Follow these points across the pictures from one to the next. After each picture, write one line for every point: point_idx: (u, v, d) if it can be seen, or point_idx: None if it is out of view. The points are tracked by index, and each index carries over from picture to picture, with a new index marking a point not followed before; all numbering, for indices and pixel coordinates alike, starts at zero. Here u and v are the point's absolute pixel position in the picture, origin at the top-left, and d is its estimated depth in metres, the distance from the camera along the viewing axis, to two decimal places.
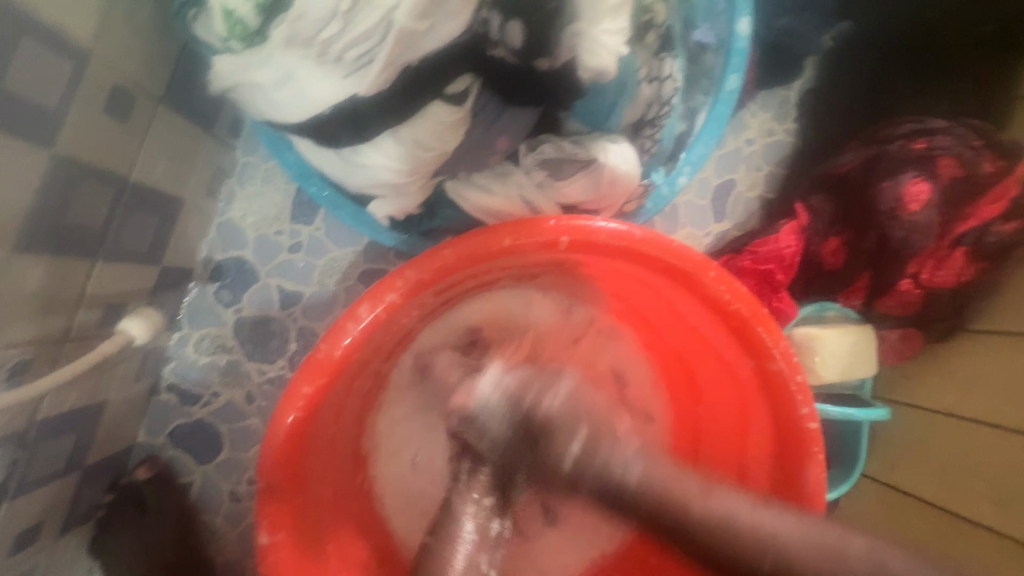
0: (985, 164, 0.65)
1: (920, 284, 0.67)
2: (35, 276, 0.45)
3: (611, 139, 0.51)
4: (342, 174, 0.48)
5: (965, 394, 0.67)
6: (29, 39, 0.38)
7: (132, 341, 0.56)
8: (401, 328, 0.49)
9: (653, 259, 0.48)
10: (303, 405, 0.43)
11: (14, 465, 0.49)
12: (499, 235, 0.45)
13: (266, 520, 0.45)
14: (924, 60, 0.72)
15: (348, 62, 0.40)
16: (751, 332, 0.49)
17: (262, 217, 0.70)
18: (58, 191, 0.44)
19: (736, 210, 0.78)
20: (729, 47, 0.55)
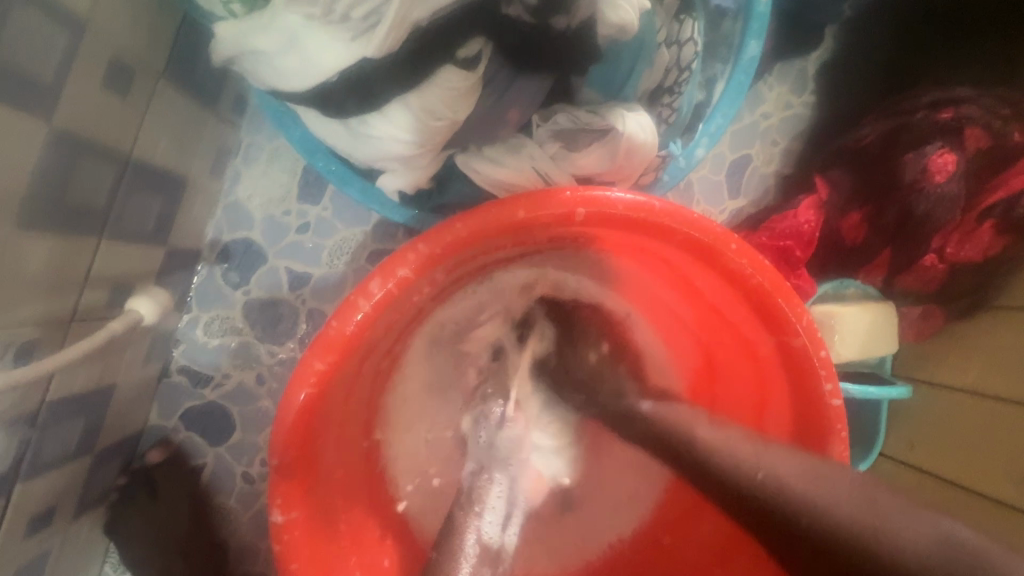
0: (1015, 134, 0.63)
1: (944, 259, 0.66)
2: (39, 253, 0.44)
3: (628, 108, 0.49)
4: (349, 147, 0.46)
5: (985, 371, 0.65)
6: (23, 4, 0.36)
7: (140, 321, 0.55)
8: (413, 304, 0.48)
9: (672, 232, 0.46)
10: (314, 382, 0.43)
11: (26, 445, 0.49)
12: (514, 208, 0.44)
13: (278, 499, 0.44)
14: (950, 27, 0.69)
15: (354, 22, 0.39)
16: (773, 307, 0.48)
17: (269, 197, 0.69)
18: (59, 166, 0.43)
19: (752, 186, 0.75)
20: (748, 12, 0.52)
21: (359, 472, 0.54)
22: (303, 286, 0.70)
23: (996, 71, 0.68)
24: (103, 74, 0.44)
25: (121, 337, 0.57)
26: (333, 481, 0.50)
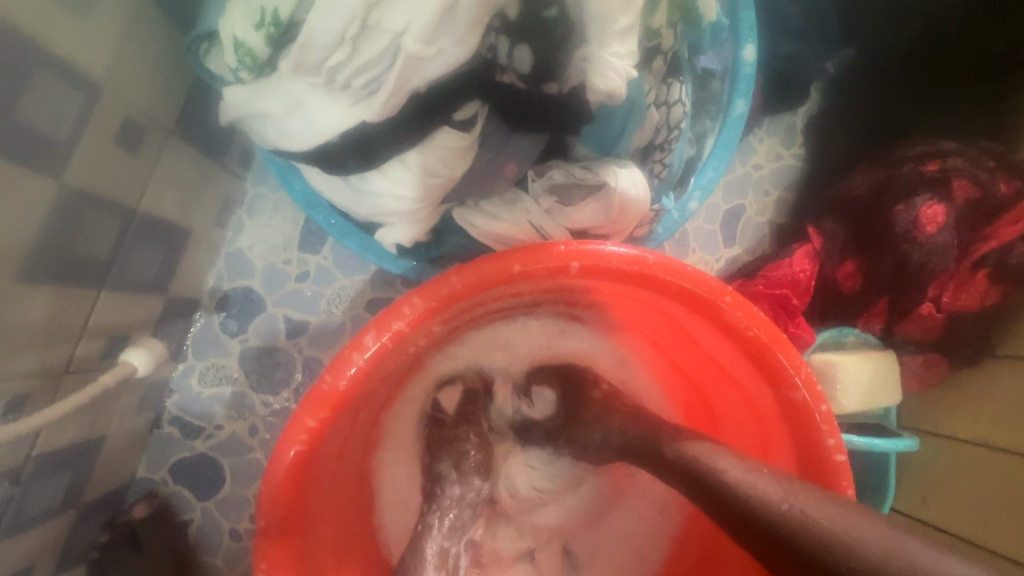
0: (1001, 185, 0.64)
1: (942, 308, 0.65)
2: (38, 307, 0.44)
3: (621, 164, 0.50)
4: (350, 203, 0.48)
5: (995, 422, 0.63)
6: (41, 74, 0.38)
7: (132, 373, 0.55)
8: (408, 357, 0.48)
9: (667, 284, 0.47)
10: (306, 438, 0.42)
11: (8, 503, 0.48)
12: (509, 261, 0.44)
13: (264, 559, 0.43)
14: (931, 84, 0.71)
15: (357, 89, 0.40)
16: (771, 358, 0.47)
17: (270, 246, 0.70)
18: (64, 224, 0.44)
19: (746, 234, 0.77)
20: (735, 73, 0.56)
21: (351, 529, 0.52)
22: (299, 334, 0.70)
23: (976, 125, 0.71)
24: (114, 133, 0.46)
25: (114, 389, 0.56)
26: (323, 538, 0.48)
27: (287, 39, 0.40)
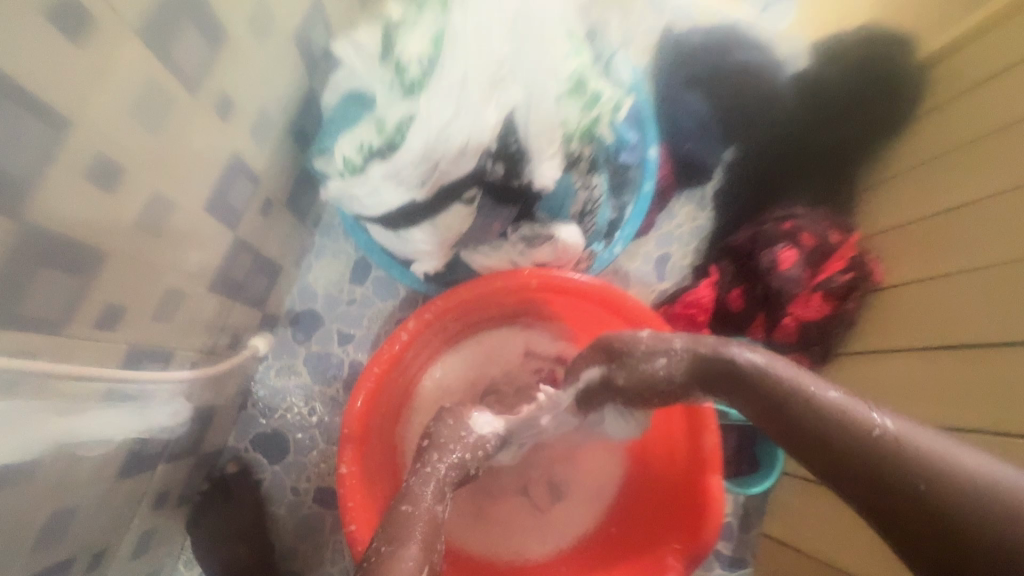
0: (833, 237, 0.95)
1: (796, 319, 0.93)
2: (212, 308, 0.72)
3: (565, 223, 0.79)
4: (396, 245, 0.77)
5: (845, 399, 0.90)
6: (244, 176, 0.68)
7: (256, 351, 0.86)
8: (435, 338, 0.79)
9: (593, 296, 0.77)
10: (372, 380, 0.71)
11: (174, 439, 0.73)
12: (495, 281, 0.75)
13: (345, 465, 0.68)
14: (789, 168, 1.03)
15: (409, 184, 0.66)
16: (660, 343, 0.76)
17: (330, 280, 0.99)
18: (232, 258, 0.73)
19: (672, 273, 1.08)
20: (644, 166, 0.87)
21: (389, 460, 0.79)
22: (349, 342, 0.98)
23: (825, 193, 1.01)
24: (258, 209, 0.75)
25: (231, 372, 0.83)
26: (371, 461, 0.74)
27: (374, 156, 0.66)
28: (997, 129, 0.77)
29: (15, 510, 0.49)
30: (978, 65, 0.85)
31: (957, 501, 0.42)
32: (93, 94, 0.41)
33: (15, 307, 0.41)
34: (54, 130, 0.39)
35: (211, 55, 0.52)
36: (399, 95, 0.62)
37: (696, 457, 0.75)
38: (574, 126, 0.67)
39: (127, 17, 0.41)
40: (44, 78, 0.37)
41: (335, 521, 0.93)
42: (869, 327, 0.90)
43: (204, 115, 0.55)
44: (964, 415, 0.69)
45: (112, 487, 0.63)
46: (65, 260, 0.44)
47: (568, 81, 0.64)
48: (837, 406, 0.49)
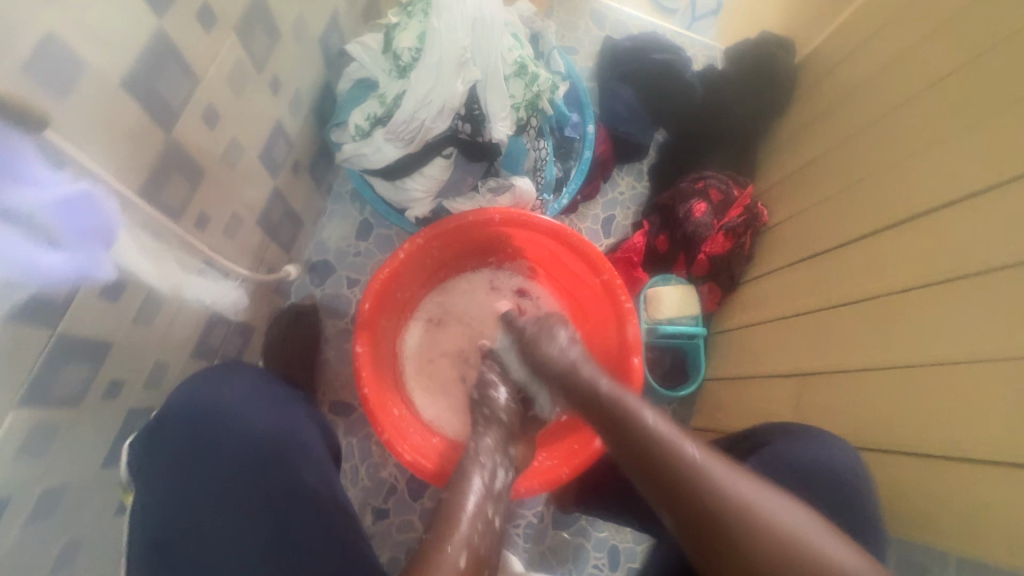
0: (734, 191, 1.21)
1: (706, 255, 1.19)
2: (256, 238, 0.95)
3: (520, 176, 1.05)
4: (392, 194, 1.02)
5: (745, 313, 1.16)
6: (281, 137, 0.92)
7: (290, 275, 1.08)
8: (424, 263, 1.03)
9: (541, 226, 1.02)
10: (377, 288, 0.95)
11: (226, 339, 0.95)
12: (468, 215, 0.99)
13: (359, 344, 0.92)
14: (702, 141, 1.29)
15: (403, 141, 0.92)
16: (593, 260, 1.01)
17: (340, 236, 1.23)
18: (271, 200, 0.96)
19: (616, 231, 1.35)
20: (584, 138, 1.13)
21: (387, 360, 1.03)
22: (355, 286, 1.22)
23: (731, 160, 1.28)
24: (289, 169, 0.99)
25: (266, 298, 1.05)
26: (379, 354, 0.99)
27: (376, 123, 0.92)
28: (930, 209, 0.78)
29: (139, 347, 0.71)
30: (828, 60, 1.15)
31: (743, 504, 0.63)
32: (210, 63, 0.66)
33: (161, 196, 0.65)
34: (192, 83, 0.64)
35: (269, 47, 0.79)
36: (396, 77, 0.90)
37: (623, 346, 0.99)
38: (519, 98, 0.94)
39: (229, 19, 0.67)
40: (190, 50, 0.62)
41: (348, 427, 1.16)
42: (763, 254, 1.17)
43: (263, 88, 0.81)
44: (817, 297, 0.96)
45: (189, 362, 0.84)
46: (186, 170, 0.68)
47: (513, 66, 0.92)
48: (694, 462, 0.68)
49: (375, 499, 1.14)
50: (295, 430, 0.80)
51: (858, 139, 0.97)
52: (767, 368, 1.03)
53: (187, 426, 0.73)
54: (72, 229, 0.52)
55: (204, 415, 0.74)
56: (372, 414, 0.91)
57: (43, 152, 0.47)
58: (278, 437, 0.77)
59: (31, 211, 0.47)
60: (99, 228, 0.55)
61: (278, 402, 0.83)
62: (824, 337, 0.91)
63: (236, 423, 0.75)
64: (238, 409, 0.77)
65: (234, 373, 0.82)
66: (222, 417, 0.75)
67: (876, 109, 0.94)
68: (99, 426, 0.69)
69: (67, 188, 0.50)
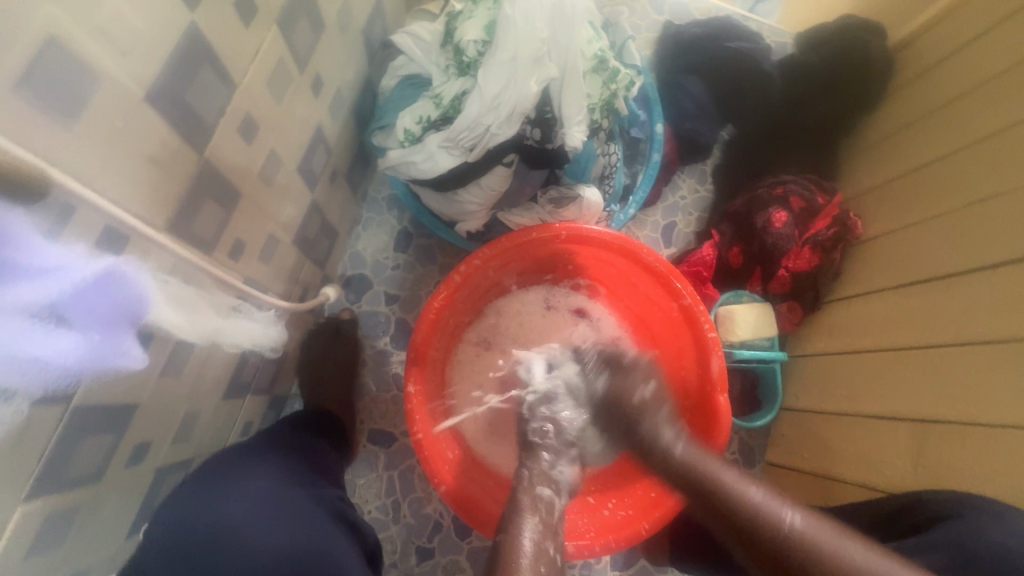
0: (819, 198, 1.07)
1: (789, 270, 1.06)
2: (291, 259, 0.84)
3: (587, 185, 0.91)
4: (442, 206, 0.89)
5: (833, 337, 1.04)
6: (320, 145, 0.79)
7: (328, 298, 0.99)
8: (480, 286, 0.92)
9: (611, 243, 0.89)
10: (432, 316, 0.84)
11: (259, 373, 0.84)
12: (530, 232, 0.87)
13: (411, 384, 0.83)
14: (778, 141, 1.16)
15: (461, 148, 0.79)
16: (671, 283, 0.88)
17: (376, 248, 1.11)
18: (307, 215, 0.84)
19: (678, 240, 1.22)
20: (653, 139, 1.00)
21: (437, 393, 0.92)
22: (394, 303, 1.11)
23: (811, 161, 1.15)
24: (327, 177, 0.87)
25: (299, 322, 0.94)
26: (430, 390, 0.89)
27: (430, 128, 0.80)
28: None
29: (167, 401, 0.61)
30: (935, 49, 1.00)
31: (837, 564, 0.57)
32: (248, 65, 0.54)
33: (193, 229, 0.54)
34: (229, 90, 0.52)
35: (314, 41, 0.66)
36: (454, 74, 0.78)
37: (705, 381, 0.88)
38: (596, 99, 0.80)
39: (270, 9, 0.55)
40: (227, 48, 0.50)
41: (388, 459, 1.05)
42: (855, 273, 1.03)
43: (305, 90, 0.69)
44: (937, 332, 0.83)
45: (219, 405, 0.74)
46: (220, 194, 0.57)
47: (592, 60, 0.78)
48: (762, 508, 0.63)
49: (418, 538, 1.03)
50: (321, 543, 0.62)
51: (986, 146, 0.84)
52: (871, 410, 0.90)
53: (178, 573, 0.55)
54: (85, 315, 0.40)
55: (215, 533, 0.58)
56: (426, 462, 0.82)
57: (36, 209, 0.35)
58: (295, 560, 0.58)
59: (43, 306, 0.36)
60: (124, 306, 0.43)
61: (305, 508, 0.65)
62: (913, 373, 0.85)
63: (244, 559, 0.56)
64: (245, 525, 0.59)
65: (258, 461, 0.69)
66: (229, 536, 0.58)
67: (1011, 110, 0.81)
68: (125, 495, 0.59)
69: (82, 262, 0.39)
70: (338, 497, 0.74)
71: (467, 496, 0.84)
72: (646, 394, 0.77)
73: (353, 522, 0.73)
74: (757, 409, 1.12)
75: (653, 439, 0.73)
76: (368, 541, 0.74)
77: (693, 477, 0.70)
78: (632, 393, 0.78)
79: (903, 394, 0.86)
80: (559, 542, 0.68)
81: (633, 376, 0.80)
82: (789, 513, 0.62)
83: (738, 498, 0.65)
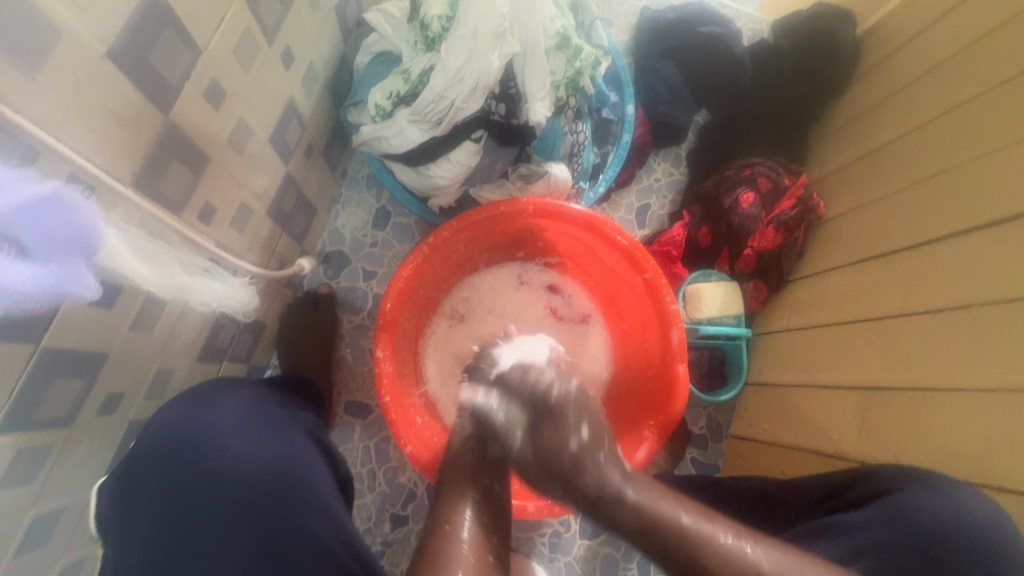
0: (785, 180, 1.11)
1: (754, 250, 1.09)
2: (268, 230, 0.86)
3: (555, 162, 0.95)
4: (414, 181, 0.91)
5: (796, 314, 1.07)
6: (294, 118, 0.82)
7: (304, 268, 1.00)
8: (450, 257, 0.95)
9: (576, 218, 0.92)
10: (401, 284, 0.89)
11: (234, 340, 0.87)
12: (497, 207, 0.90)
13: (380, 349, 0.87)
14: (750, 124, 1.18)
15: (430, 123, 0.82)
16: (635, 257, 0.91)
17: (355, 225, 1.14)
18: (283, 188, 0.87)
19: (651, 222, 1.25)
20: (624, 121, 1.02)
21: (407, 362, 0.96)
22: (372, 279, 1.13)
23: (781, 144, 1.17)
24: (303, 152, 0.90)
25: (275, 293, 0.97)
26: (399, 359, 0.93)
27: (399, 103, 0.82)
28: (1001, 220, 0.73)
29: (138, 355, 0.64)
30: (898, 34, 1.03)
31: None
32: (210, 32, 0.57)
33: (159, 187, 0.57)
34: (193, 55, 0.55)
35: (281, 14, 0.69)
36: (423, 50, 0.82)
37: (667, 353, 0.90)
38: (560, 75, 0.85)
39: None
40: (189, 14, 0.53)
41: (364, 429, 1.08)
42: (819, 252, 1.07)
43: (275, 62, 0.71)
44: (887, 304, 0.87)
45: (194, 367, 0.77)
46: (187, 156, 0.60)
47: (554, 37, 0.82)
48: (700, 533, 0.58)
49: (393, 506, 1.06)
50: (290, 459, 0.66)
51: (939, 126, 0.87)
52: (824, 379, 0.95)
53: (173, 479, 0.62)
54: (42, 241, 0.42)
55: (196, 442, 0.63)
56: (393, 425, 0.85)
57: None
58: (272, 475, 0.63)
59: None
60: (75, 235, 0.45)
61: (277, 425, 0.70)
62: (879, 347, 0.86)
63: (224, 462, 0.63)
64: (231, 439, 0.65)
65: (230, 391, 0.72)
66: (209, 446, 0.63)
67: (963, 90, 0.85)
68: (98, 441, 0.63)
69: (21, 185, 0.40)
70: (315, 425, 0.77)
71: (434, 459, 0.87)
72: (567, 392, 0.72)
73: (329, 451, 0.75)
74: (724, 385, 1.15)
75: (559, 449, 0.67)
76: (343, 471, 0.76)
77: (645, 464, 0.68)
78: (547, 392, 0.72)
79: (867, 367, 0.87)
80: (501, 522, 0.65)
81: (567, 418, 0.69)
82: (728, 537, 0.58)
83: (673, 525, 0.59)
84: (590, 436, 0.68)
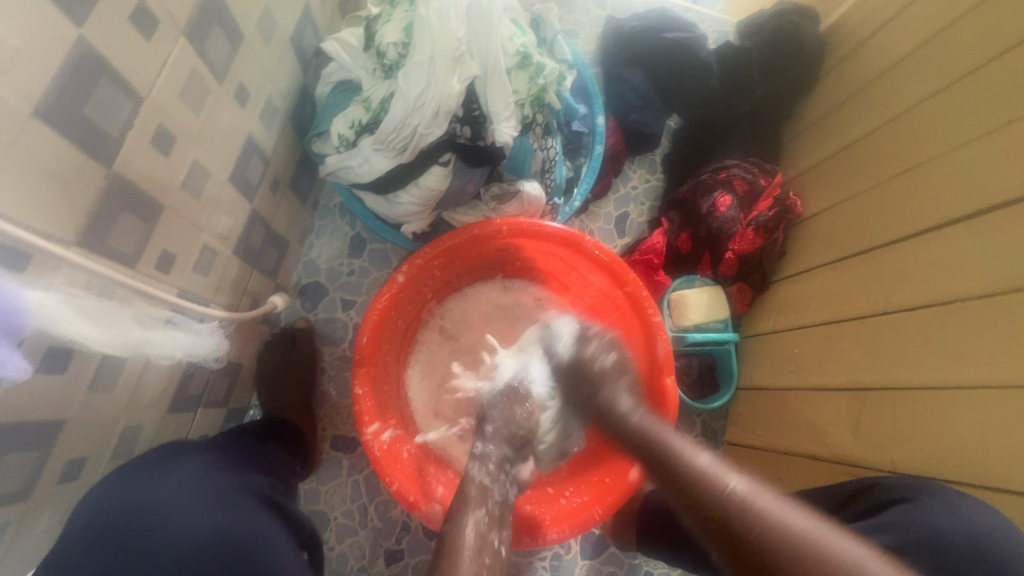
0: (761, 180, 1.10)
1: (734, 253, 1.08)
2: (237, 271, 0.84)
3: (527, 180, 0.93)
4: (386, 210, 0.90)
5: (781, 314, 1.07)
6: (254, 156, 0.80)
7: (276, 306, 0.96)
8: (426, 285, 0.94)
9: (552, 234, 0.90)
10: (376, 316, 0.87)
11: (208, 385, 0.83)
12: (471, 230, 0.88)
13: (359, 386, 0.85)
14: (721, 126, 1.17)
15: (394, 150, 0.80)
16: (615, 271, 0.90)
17: (329, 255, 1.12)
18: (248, 227, 0.84)
19: (632, 229, 1.24)
20: (595, 132, 1.02)
21: (390, 391, 0.94)
22: (351, 308, 1.11)
23: (753, 144, 1.17)
24: (268, 186, 0.87)
25: (248, 333, 0.94)
26: (380, 392, 0.90)
27: (362, 132, 0.81)
28: (979, 212, 0.73)
29: (99, 417, 0.61)
30: (863, 27, 1.03)
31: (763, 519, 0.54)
32: (153, 76, 0.55)
33: (110, 242, 0.55)
34: (132, 101, 0.53)
35: (231, 51, 0.67)
36: (381, 77, 0.80)
37: (654, 366, 0.88)
38: (524, 94, 0.84)
39: (175, 19, 0.56)
40: (125, 61, 0.51)
41: (352, 464, 1.05)
42: (800, 251, 1.06)
43: (229, 99, 0.69)
44: (872, 300, 0.86)
45: (165, 420, 0.74)
46: (138, 205, 0.57)
47: (515, 56, 0.81)
48: (704, 473, 0.62)
49: (387, 541, 1.03)
50: (256, 528, 0.64)
51: (907, 119, 0.88)
52: (814, 381, 0.94)
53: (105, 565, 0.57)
54: None
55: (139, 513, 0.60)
56: (377, 462, 0.82)
57: None
58: (224, 547, 0.61)
59: None
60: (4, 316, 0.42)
61: (233, 492, 0.67)
62: (868, 344, 0.85)
63: (168, 539, 0.59)
64: (178, 511, 0.61)
65: (183, 457, 0.69)
66: (158, 517, 0.60)
67: (928, 84, 0.85)
68: (61, 511, 0.60)
69: None
70: (272, 488, 0.75)
71: (420, 492, 0.84)
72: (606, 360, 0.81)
73: (290, 512, 0.74)
74: (715, 391, 1.14)
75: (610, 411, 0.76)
76: (304, 532, 0.75)
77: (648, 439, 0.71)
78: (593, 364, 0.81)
79: (857, 368, 0.86)
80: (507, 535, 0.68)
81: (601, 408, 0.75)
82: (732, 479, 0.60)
83: (692, 468, 0.63)
84: (629, 400, 0.76)
